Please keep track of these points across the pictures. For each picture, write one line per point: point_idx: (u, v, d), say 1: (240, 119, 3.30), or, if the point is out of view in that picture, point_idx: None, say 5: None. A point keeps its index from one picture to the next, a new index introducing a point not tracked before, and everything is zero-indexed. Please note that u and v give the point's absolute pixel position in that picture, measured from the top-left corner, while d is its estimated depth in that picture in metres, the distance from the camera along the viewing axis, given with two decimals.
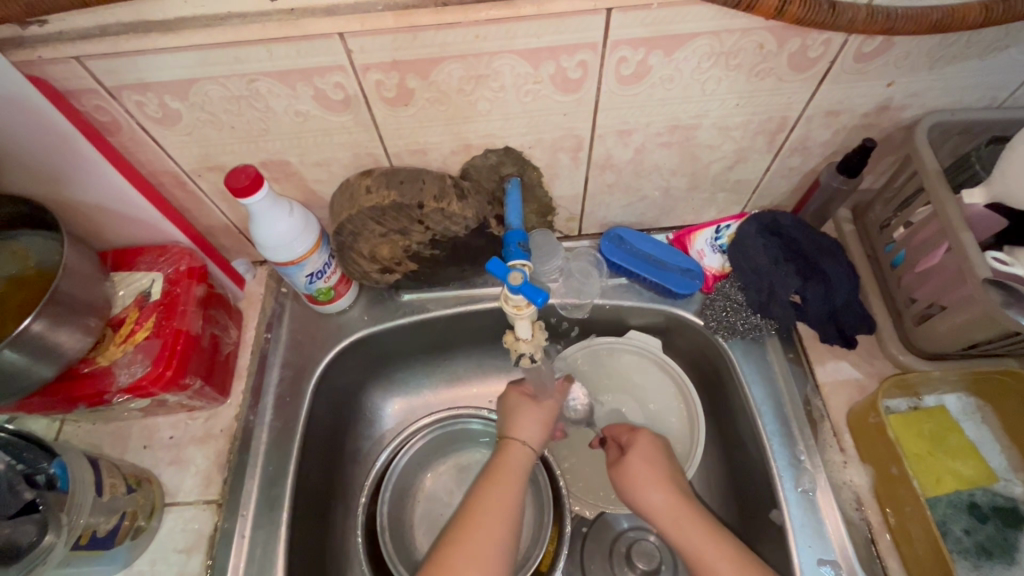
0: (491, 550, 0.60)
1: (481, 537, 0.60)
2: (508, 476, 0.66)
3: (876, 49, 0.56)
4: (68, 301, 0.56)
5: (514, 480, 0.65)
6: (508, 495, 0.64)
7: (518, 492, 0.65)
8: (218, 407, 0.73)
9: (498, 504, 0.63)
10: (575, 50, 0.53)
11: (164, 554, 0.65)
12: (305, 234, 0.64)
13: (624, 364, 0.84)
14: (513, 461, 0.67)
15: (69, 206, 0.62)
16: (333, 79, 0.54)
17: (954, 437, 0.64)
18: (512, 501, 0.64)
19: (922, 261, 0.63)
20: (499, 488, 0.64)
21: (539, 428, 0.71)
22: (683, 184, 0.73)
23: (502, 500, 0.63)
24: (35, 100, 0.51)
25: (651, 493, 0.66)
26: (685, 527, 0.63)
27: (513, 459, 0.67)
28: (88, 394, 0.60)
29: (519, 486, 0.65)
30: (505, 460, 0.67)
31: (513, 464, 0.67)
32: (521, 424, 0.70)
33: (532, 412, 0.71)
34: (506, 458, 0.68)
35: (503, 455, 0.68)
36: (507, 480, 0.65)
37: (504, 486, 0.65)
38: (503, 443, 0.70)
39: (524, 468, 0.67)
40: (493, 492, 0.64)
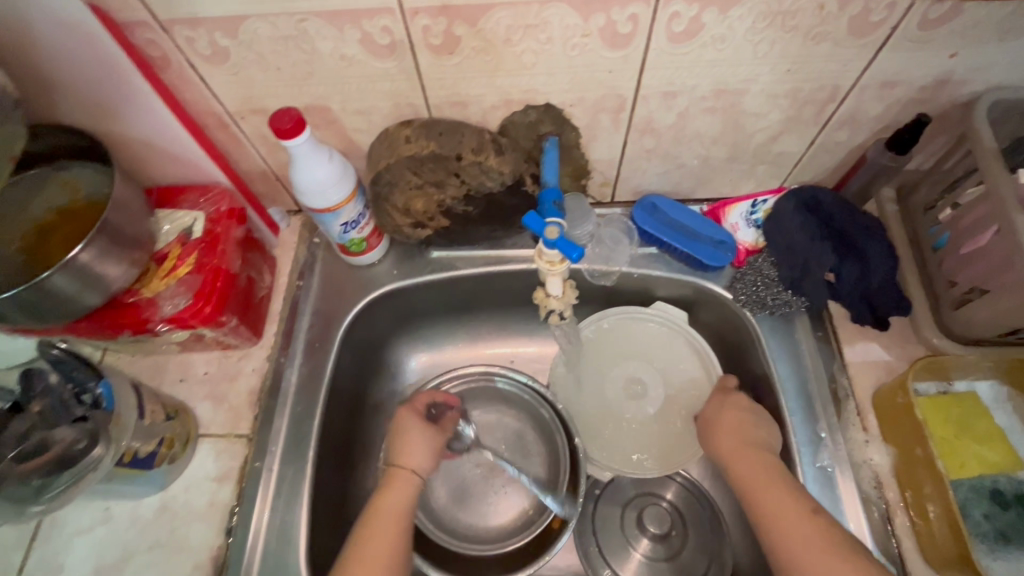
0: None
1: None
2: (396, 510, 0.61)
3: (943, 16, 0.54)
4: (117, 232, 0.58)
5: (399, 518, 0.60)
6: (394, 536, 0.59)
7: (405, 532, 0.60)
8: (250, 347, 0.75)
9: (381, 546, 0.58)
10: (628, 3, 0.52)
11: (197, 481, 0.68)
12: (343, 182, 0.65)
13: (644, 333, 0.83)
14: (397, 497, 0.62)
15: (118, 141, 0.64)
16: (381, 22, 0.54)
17: (982, 423, 0.63)
18: (399, 548, 0.59)
19: (968, 243, 0.62)
20: (385, 523, 0.59)
21: (429, 456, 0.66)
22: (722, 153, 0.72)
23: (384, 549, 0.58)
24: (92, 27, 0.51)
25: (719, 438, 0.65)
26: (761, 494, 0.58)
27: (395, 501, 0.62)
28: (133, 322, 0.62)
29: (406, 526, 0.60)
30: (384, 504, 0.61)
31: (399, 504, 0.61)
32: (412, 452, 0.65)
33: (428, 447, 0.66)
34: (390, 492, 0.62)
35: (387, 493, 0.62)
36: (392, 524, 0.60)
37: (387, 532, 0.59)
38: (390, 475, 0.64)
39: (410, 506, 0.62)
40: (377, 529, 0.59)
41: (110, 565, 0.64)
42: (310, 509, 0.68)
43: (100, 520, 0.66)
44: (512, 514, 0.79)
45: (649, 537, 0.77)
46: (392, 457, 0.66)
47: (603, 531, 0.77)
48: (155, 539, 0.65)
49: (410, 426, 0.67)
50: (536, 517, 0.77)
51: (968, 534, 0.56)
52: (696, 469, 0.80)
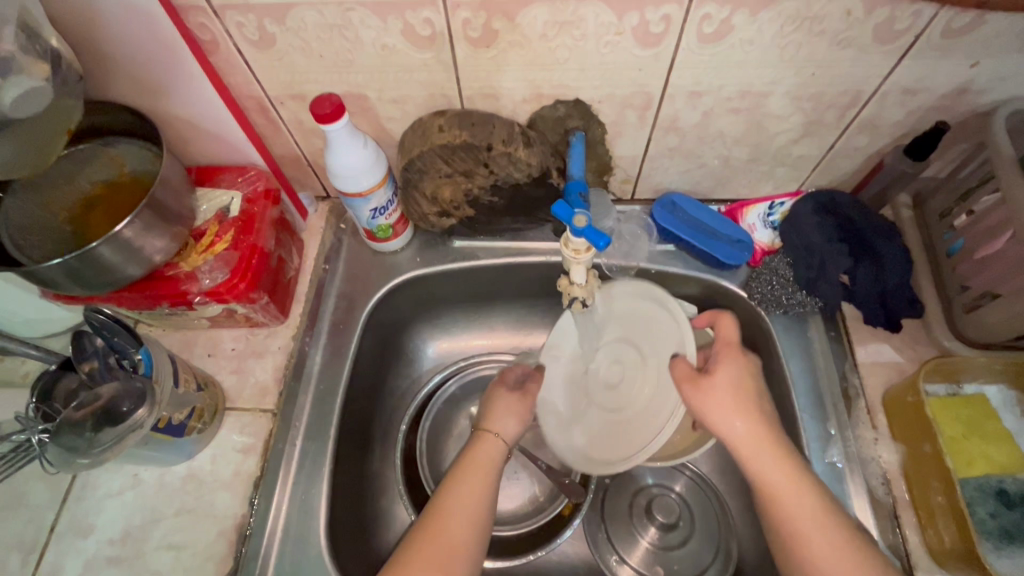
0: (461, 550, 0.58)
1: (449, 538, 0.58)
2: (481, 470, 0.65)
3: (967, 25, 0.55)
4: (161, 207, 0.61)
5: (485, 477, 0.64)
6: (481, 491, 0.63)
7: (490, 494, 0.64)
8: (277, 326, 0.78)
9: (468, 501, 0.62)
10: (661, 3, 0.54)
11: (224, 451, 0.70)
12: (375, 168, 0.67)
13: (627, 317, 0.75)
14: (485, 454, 0.67)
15: (164, 119, 0.66)
16: (423, 14, 0.56)
17: (990, 424, 0.65)
18: (482, 505, 0.62)
19: (982, 248, 0.63)
20: (473, 481, 0.63)
21: (514, 424, 0.71)
22: (744, 154, 0.74)
23: (466, 498, 0.62)
24: (151, 11, 0.54)
25: (729, 423, 0.60)
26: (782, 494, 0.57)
27: (483, 460, 0.66)
28: (172, 294, 0.65)
29: (491, 487, 0.64)
30: (473, 462, 0.66)
31: (489, 458, 0.66)
32: (501, 419, 0.71)
33: (514, 415, 0.72)
34: (479, 453, 0.67)
35: (478, 450, 0.67)
36: (479, 476, 0.64)
37: (474, 483, 0.63)
38: (479, 437, 0.69)
39: (495, 466, 0.66)
40: (463, 485, 0.63)
41: (138, 528, 0.67)
42: (331, 484, 0.70)
43: (129, 485, 0.69)
44: (523, 500, 0.81)
45: (657, 526, 0.78)
46: (484, 421, 0.71)
47: (611, 518, 0.79)
48: (182, 505, 0.68)
49: (509, 396, 0.73)
50: (547, 505, 0.80)
51: (973, 529, 0.58)
52: (704, 464, 0.82)
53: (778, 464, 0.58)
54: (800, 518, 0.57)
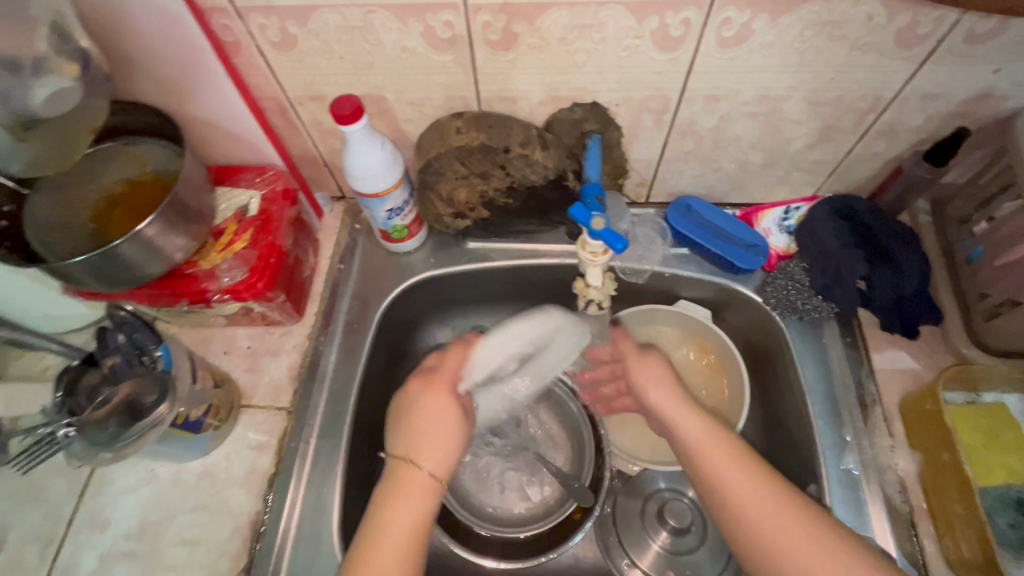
0: None
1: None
2: (411, 499, 0.57)
3: (990, 31, 0.55)
4: (182, 206, 0.62)
5: (416, 507, 0.56)
6: (413, 519, 0.56)
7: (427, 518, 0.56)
8: (293, 325, 0.78)
9: (396, 537, 0.54)
10: (681, 7, 0.55)
11: (239, 448, 0.71)
12: (392, 170, 0.68)
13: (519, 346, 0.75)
14: (411, 488, 0.57)
15: (186, 120, 0.67)
16: (444, 17, 0.56)
17: (1011, 434, 0.64)
18: (419, 520, 0.56)
19: (1003, 255, 0.63)
20: (401, 510, 0.56)
21: (442, 453, 0.60)
22: (760, 158, 0.74)
23: (398, 528, 0.55)
24: (178, 14, 0.55)
25: (653, 393, 0.67)
26: (710, 471, 0.59)
27: (404, 504, 0.56)
28: (192, 292, 0.66)
29: (423, 516, 0.56)
30: (395, 516, 0.55)
31: (415, 489, 0.57)
32: (428, 450, 0.59)
33: (443, 442, 0.60)
34: (404, 483, 0.57)
35: (394, 498, 0.57)
36: (405, 507, 0.56)
37: (404, 508, 0.56)
38: (400, 468, 0.58)
39: (426, 500, 0.57)
40: (392, 514, 0.56)
41: (154, 523, 0.68)
42: (344, 484, 0.70)
43: (145, 480, 0.70)
44: (530, 502, 0.81)
45: (669, 530, 0.78)
46: (405, 449, 0.59)
47: (622, 522, 0.79)
48: (197, 501, 0.68)
49: (430, 402, 0.62)
50: (554, 507, 0.79)
51: (993, 538, 0.57)
52: None
53: (727, 461, 0.59)
54: (758, 507, 0.56)
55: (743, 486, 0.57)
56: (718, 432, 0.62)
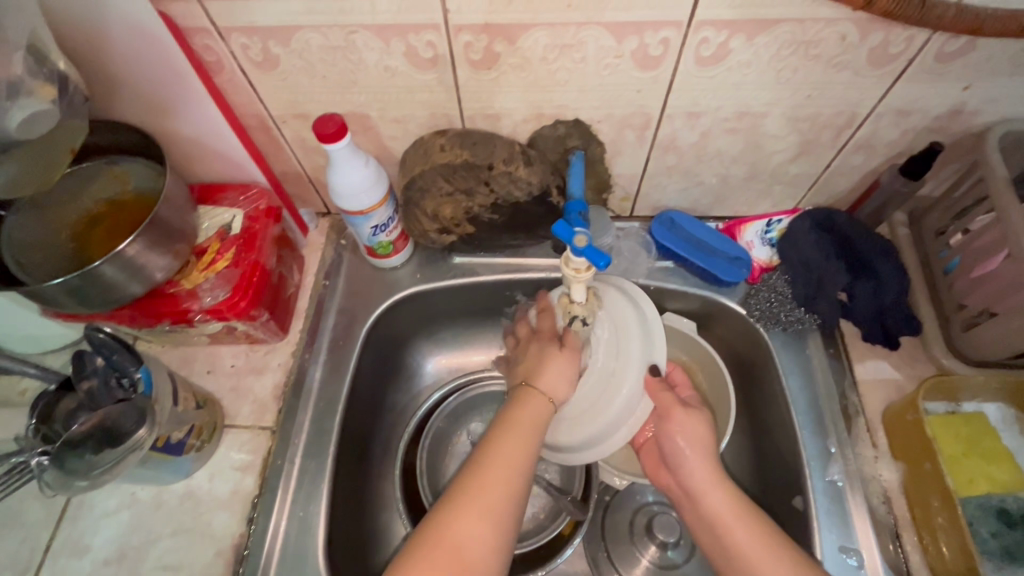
0: (505, 493, 0.55)
1: (494, 483, 0.55)
2: (525, 427, 0.59)
3: (958, 50, 0.56)
4: (165, 225, 0.61)
5: (526, 437, 0.59)
6: (523, 447, 0.58)
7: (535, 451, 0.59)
8: (277, 342, 0.78)
9: (510, 451, 0.57)
10: (660, 28, 0.55)
11: (222, 469, 0.70)
12: (376, 187, 0.67)
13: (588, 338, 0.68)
14: (530, 414, 0.60)
15: (169, 138, 0.67)
16: (426, 37, 0.57)
17: (990, 442, 0.65)
18: (521, 465, 0.57)
19: (979, 266, 0.64)
20: (513, 437, 0.58)
21: (567, 386, 0.63)
22: (741, 173, 0.75)
23: (506, 464, 0.56)
24: (158, 34, 0.55)
25: (690, 459, 0.66)
26: (735, 539, 0.60)
27: (524, 420, 0.60)
28: (173, 312, 0.65)
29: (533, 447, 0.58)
30: (500, 447, 0.57)
31: (534, 410, 0.61)
32: (548, 377, 0.63)
33: (564, 374, 0.63)
34: (521, 412, 0.60)
35: (520, 406, 0.61)
36: (518, 436, 0.58)
37: (513, 444, 0.58)
38: (524, 394, 0.62)
39: (540, 424, 0.60)
40: (503, 443, 0.57)
41: (134, 548, 0.66)
42: (329, 504, 0.69)
43: (126, 504, 0.68)
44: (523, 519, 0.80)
45: (657, 544, 0.77)
46: (528, 377, 0.64)
47: (611, 538, 0.78)
48: (179, 524, 0.67)
49: (550, 355, 0.64)
50: (547, 523, 0.79)
51: (975, 549, 0.58)
52: None
53: (722, 496, 0.63)
54: (743, 535, 0.59)
55: (767, 551, 0.57)
56: (749, 512, 0.61)
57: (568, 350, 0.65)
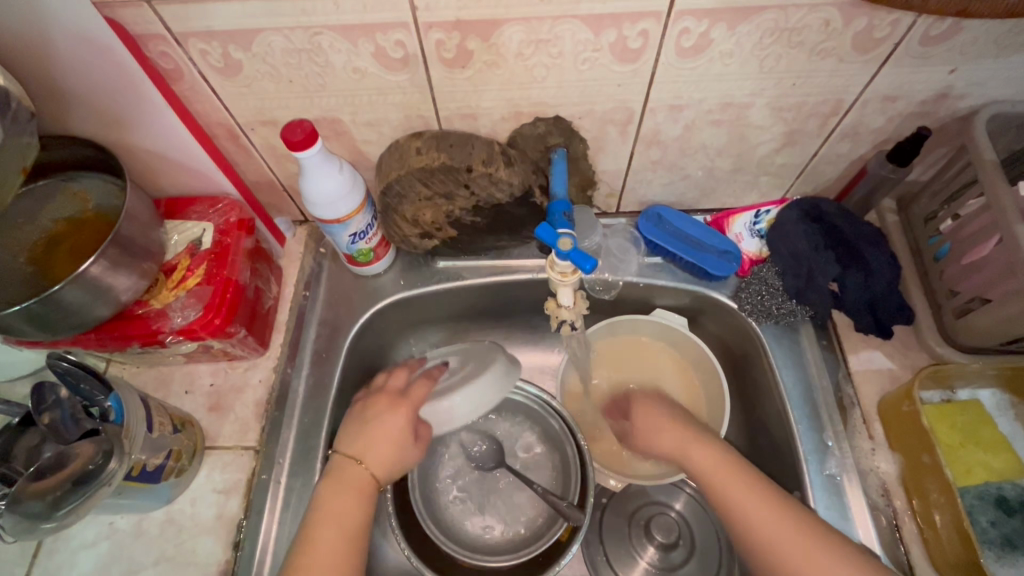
0: (340, 539, 0.57)
1: (327, 531, 0.57)
2: (344, 498, 0.59)
3: (944, 33, 0.55)
4: (129, 244, 0.58)
5: (348, 511, 0.58)
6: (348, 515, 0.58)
7: (358, 516, 0.59)
8: (257, 358, 0.75)
9: (329, 526, 0.57)
10: (638, 19, 0.53)
11: (204, 493, 0.67)
12: (352, 195, 0.65)
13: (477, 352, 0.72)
14: (351, 487, 0.60)
15: (129, 151, 0.64)
16: (394, 36, 0.54)
17: (986, 430, 0.64)
18: (349, 527, 0.58)
19: (969, 253, 0.63)
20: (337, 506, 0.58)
21: (386, 453, 0.62)
22: (728, 165, 0.73)
23: (331, 532, 0.57)
24: (108, 42, 0.51)
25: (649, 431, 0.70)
26: (732, 494, 0.60)
27: (339, 491, 0.59)
28: (143, 334, 0.63)
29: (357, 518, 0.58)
30: (325, 517, 0.57)
31: (355, 487, 0.60)
32: (375, 452, 0.61)
33: (382, 436, 0.62)
34: (334, 485, 0.60)
35: (335, 493, 0.59)
36: (339, 513, 0.58)
37: (331, 538, 0.56)
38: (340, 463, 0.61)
39: (359, 495, 0.59)
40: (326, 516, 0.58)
41: None
42: None
43: (104, 534, 0.66)
44: (521, 525, 0.79)
45: (656, 545, 0.77)
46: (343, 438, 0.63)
47: (609, 539, 0.77)
48: (161, 553, 0.65)
49: (375, 424, 0.63)
50: (544, 530, 0.77)
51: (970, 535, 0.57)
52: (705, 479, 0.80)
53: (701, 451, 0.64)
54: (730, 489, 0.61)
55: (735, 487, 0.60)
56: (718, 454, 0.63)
57: (407, 402, 0.64)
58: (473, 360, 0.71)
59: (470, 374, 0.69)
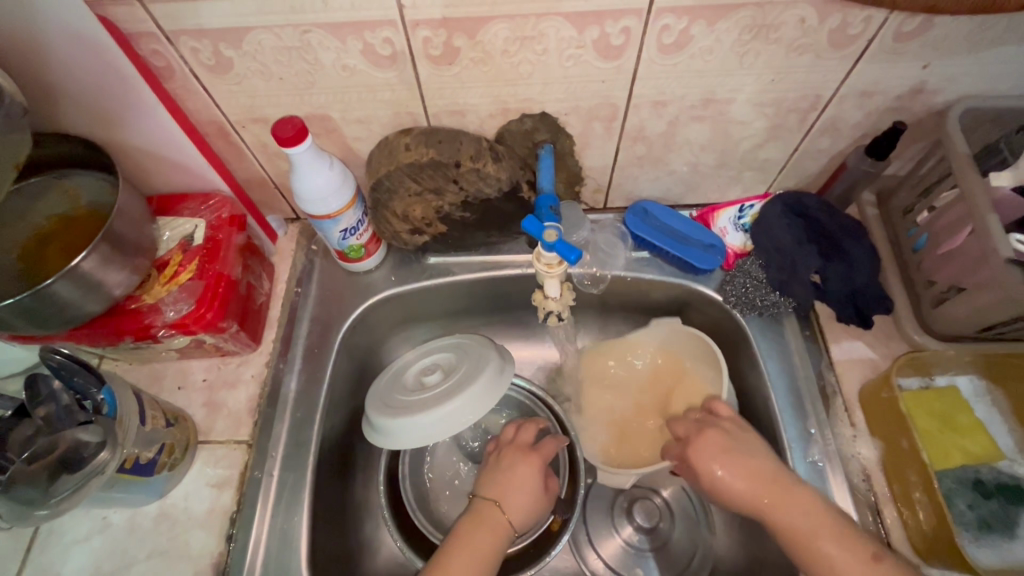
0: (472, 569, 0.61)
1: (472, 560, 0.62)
2: (484, 537, 0.64)
3: (915, 29, 0.57)
4: (120, 240, 0.59)
5: (483, 551, 0.63)
6: (484, 552, 0.63)
7: (493, 554, 0.63)
8: (249, 354, 0.76)
9: (467, 557, 0.62)
10: (620, 16, 0.55)
11: (197, 487, 0.68)
12: (342, 190, 0.66)
13: (468, 361, 0.75)
14: (484, 528, 0.65)
15: (121, 148, 0.65)
16: (383, 34, 0.55)
17: (964, 416, 0.66)
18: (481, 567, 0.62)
19: (945, 244, 0.64)
20: (478, 540, 0.64)
21: (522, 502, 0.68)
22: (712, 160, 0.75)
23: (465, 562, 0.62)
24: (100, 40, 0.52)
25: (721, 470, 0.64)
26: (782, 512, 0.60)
27: (482, 530, 0.65)
28: (135, 328, 0.63)
29: (484, 559, 0.63)
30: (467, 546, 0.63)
31: (491, 526, 0.65)
32: (513, 499, 0.68)
33: (521, 488, 0.69)
34: (484, 525, 0.65)
35: (478, 530, 0.65)
36: (472, 548, 0.63)
37: (465, 563, 0.62)
38: (481, 505, 0.68)
39: (494, 538, 0.65)
40: (472, 544, 0.63)
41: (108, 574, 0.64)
42: (310, 516, 0.68)
43: (98, 528, 0.66)
44: None
45: (636, 527, 0.78)
46: (485, 485, 0.70)
47: (592, 524, 0.79)
48: (154, 547, 0.65)
49: (516, 468, 0.70)
50: None
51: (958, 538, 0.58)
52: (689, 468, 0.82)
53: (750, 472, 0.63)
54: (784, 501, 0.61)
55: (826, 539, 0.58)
56: (805, 504, 0.60)
57: (535, 454, 0.72)
58: (467, 361, 0.75)
59: (463, 379, 0.73)
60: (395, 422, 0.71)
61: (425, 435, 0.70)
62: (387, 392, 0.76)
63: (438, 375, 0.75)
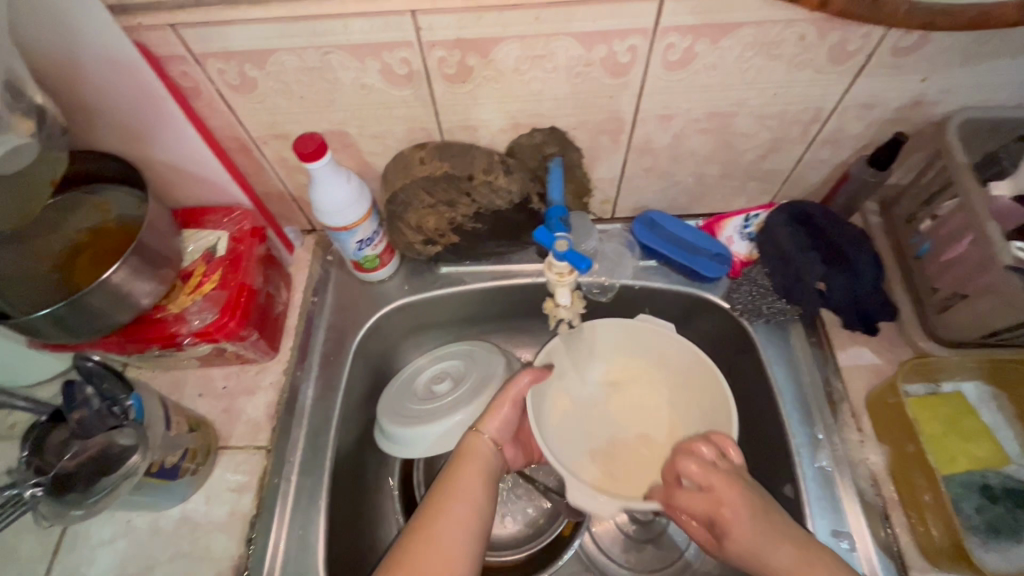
0: (470, 499, 0.62)
1: (465, 491, 0.63)
2: (475, 464, 0.65)
3: (913, 45, 0.59)
4: (149, 252, 0.61)
5: (477, 470, 0.65)
6: (476, 481, 0.64)
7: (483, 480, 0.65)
8: (268, 361, 0.78)
9: (463, 484, 0.63)
10: (627, 35, 0.57)
11: (218, 492, 0.70)
12: (360, 202, 0.68)
13: (478, 371, 0.77)
14: (474, 460, 0.66)
15: (149, 164, 0.68)
16: (400, 54, 0.58)
17: (969, 421, 0.67)
18: (479, 494, 0.63)
19: (948, 251, 0.66)
20: (468, 473, 0.64)
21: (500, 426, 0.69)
22: (716, 171, 0.77)
23: (464, 485, 0.63)
24: (134, 63, 0.55)
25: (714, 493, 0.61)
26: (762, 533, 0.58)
27: (469, 457, 0.66)
28: (160, 337, 0.66)
29: (480, 480, 0.64)
30: (459, 477, 0.64)
31: (478, 456, 0.66)
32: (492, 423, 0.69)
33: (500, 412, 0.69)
34: (469, 453, 0.67)
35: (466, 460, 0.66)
36: (468, 471, 0.65)
37: (470, 479, 0.64)
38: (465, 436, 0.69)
39: (485, 461, 0.66)
40: (461, 478, 0.64)
41: None
42: (327, 520, 0.69)
43: (122, 532, 0.68)
44: (522, 521, 0.80)
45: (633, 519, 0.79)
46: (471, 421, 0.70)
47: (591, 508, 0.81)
48: (176, 550, 0.67)
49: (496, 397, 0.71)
50: (546, 526, 0.80)
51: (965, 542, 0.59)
52: None
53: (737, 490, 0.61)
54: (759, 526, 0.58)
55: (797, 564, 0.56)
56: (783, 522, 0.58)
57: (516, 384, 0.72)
58: (476, 369, 0.77)
59: (473, 389, 0.75)
60: (407, 430, 0.72)
61: (436, 442, 0.72)
62: (398, 398, 0.78)
63: (448, 383, 0.77)
